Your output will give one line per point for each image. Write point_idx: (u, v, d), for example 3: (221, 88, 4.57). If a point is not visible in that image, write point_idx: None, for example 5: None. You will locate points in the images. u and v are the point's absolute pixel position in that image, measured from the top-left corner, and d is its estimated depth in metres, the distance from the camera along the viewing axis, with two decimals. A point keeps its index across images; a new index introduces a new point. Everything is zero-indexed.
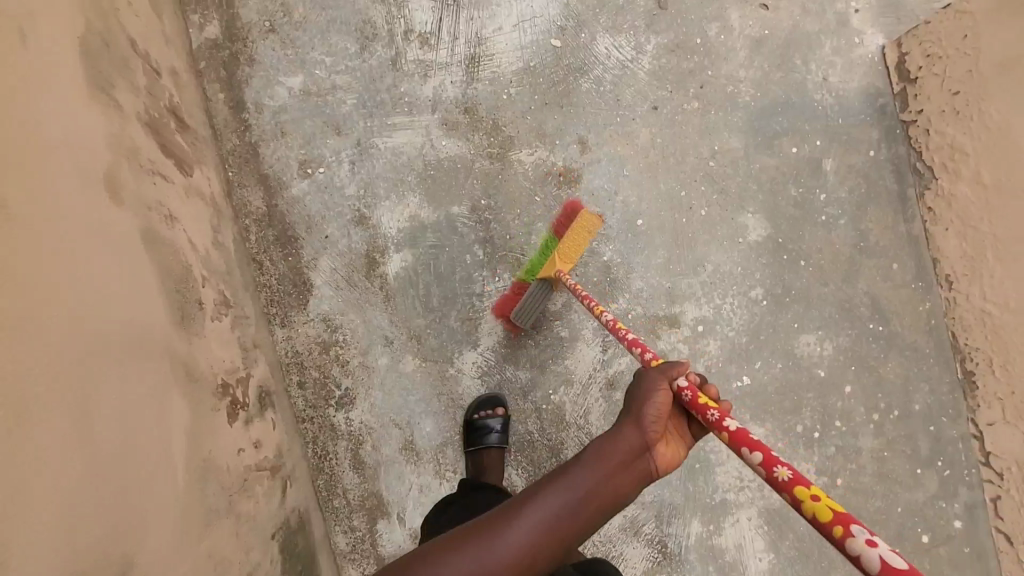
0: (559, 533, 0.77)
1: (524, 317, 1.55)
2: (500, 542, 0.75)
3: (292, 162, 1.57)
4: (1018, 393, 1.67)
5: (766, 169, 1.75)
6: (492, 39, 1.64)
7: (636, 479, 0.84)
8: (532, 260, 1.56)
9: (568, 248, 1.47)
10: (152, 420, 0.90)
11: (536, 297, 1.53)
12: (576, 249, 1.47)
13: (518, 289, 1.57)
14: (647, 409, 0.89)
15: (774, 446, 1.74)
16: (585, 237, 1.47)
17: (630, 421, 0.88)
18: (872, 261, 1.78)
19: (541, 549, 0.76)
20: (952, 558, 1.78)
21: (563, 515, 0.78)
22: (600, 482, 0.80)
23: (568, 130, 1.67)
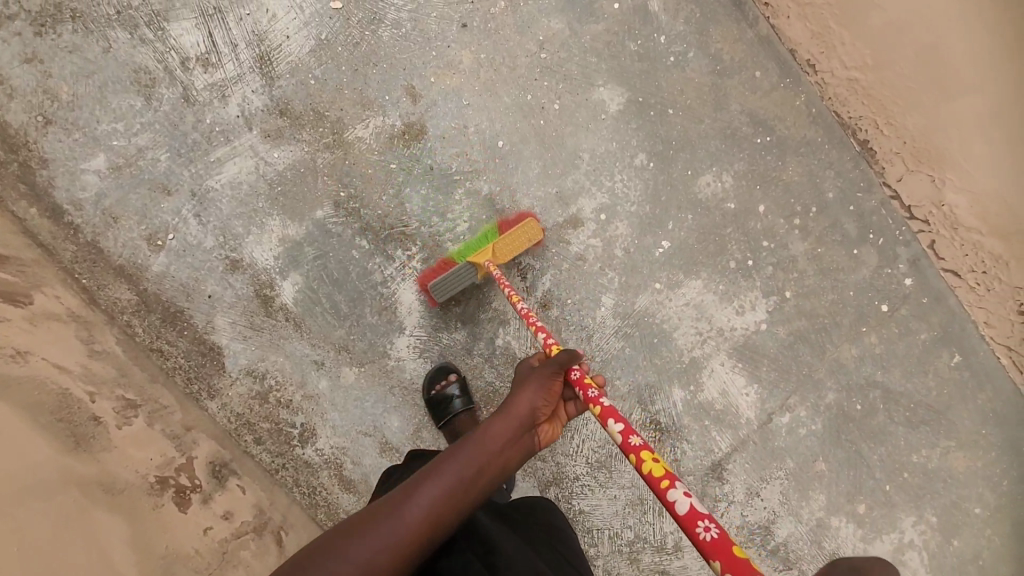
0: (455, 501, 0.91)
1: (444, 289, 1.55)
2: (405, 512, 0.88)
3: (139, 242, 1.50)
4: (909, 141, 1.72)
5: (597, 36, 1.70)
6: (271, 30, 1.55)
7: (522, 448, 1.02)
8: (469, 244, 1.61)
9: (505, 244, 1.54)
10: (79, 540, 1.00)
11: (461, 276, 1.54)
12: (514, 249, 1.55)
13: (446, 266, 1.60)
14: (542, 380, 1.06)
15: (718, 289, 1.78)
16: (522, 242, 1.56)
17: (523, 396, 1.04)
18: (734, 80, 1.77)
19: (439, 519, 0.89)
20: (914, 313, 1.87)
21: (461, 483, 0.92)
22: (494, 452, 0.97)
23: (389, 85, 1.59)
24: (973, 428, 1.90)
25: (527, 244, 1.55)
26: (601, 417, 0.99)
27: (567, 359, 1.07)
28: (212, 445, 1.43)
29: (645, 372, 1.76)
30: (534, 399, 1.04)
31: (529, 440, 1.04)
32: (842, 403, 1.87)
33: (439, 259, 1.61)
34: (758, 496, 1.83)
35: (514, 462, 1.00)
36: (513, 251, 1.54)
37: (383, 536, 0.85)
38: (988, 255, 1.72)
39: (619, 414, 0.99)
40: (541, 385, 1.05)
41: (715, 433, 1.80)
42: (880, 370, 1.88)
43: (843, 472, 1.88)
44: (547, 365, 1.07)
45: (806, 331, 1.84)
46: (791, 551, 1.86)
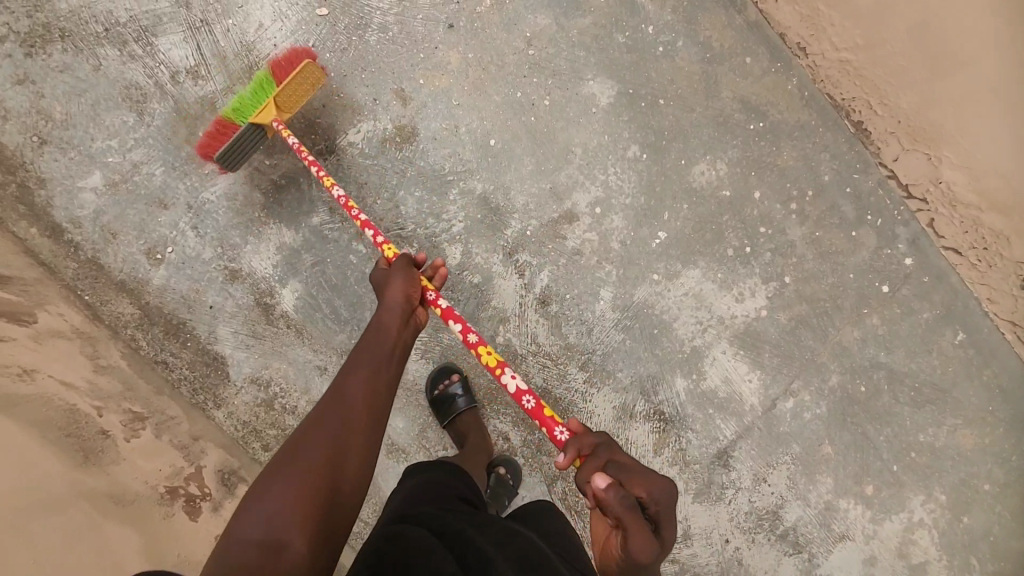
0: (378, 388, 1.10)
1: (236, 159, 1.45)
2: (343, 411, 1.03)
3: (139, 256, 1.52)
4: (903, 120, 1.71)
5: (584, 30, 1.69)
6: (259, 40, 1.56)
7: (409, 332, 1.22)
8: (240, 98, 1.43)
9: (286, 94, 1.41)
10: (93, 553, 1.02)
11: (249, 141, 1.43)
12: (297, 100, 1.43)
13: (224, 130, 1.44)
14: (403, 275, 1.21)
15: (717, 277, 1.78)
16: (306, 90, 1.43)
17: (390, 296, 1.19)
18: (724, 67, 1.76)
19: (371, 402, 1.06)
20: (917, 292, 1.86)
21: (377, 366, 1.12)
22: (390, 339, 1.16)
23: (379, 89, 1.60)
24: (981, 406, 1.90)
25: (310, 92, 1.43)
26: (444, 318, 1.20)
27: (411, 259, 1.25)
28: (220, 454, 1.44)
29: (648, 363, 1.76)
30: (404, 290, 1.20)
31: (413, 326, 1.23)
32: (847, 385, 1.86)
33: (216, 121, 1.45)
34: (765, 482, 1.84)
35: (409, 341, 1.21)
36: (298, 103, 1.43)
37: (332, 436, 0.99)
38: (989, 231, 1.72)
39: (455, 313, 1.21)
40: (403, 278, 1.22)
41: (719, 421, 1.80)
42: (884, 351, 1.87)
43: (850, 454, 1.88)
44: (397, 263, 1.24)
45: (808, 315, 1.83)
46: (801, 535, 1.87)
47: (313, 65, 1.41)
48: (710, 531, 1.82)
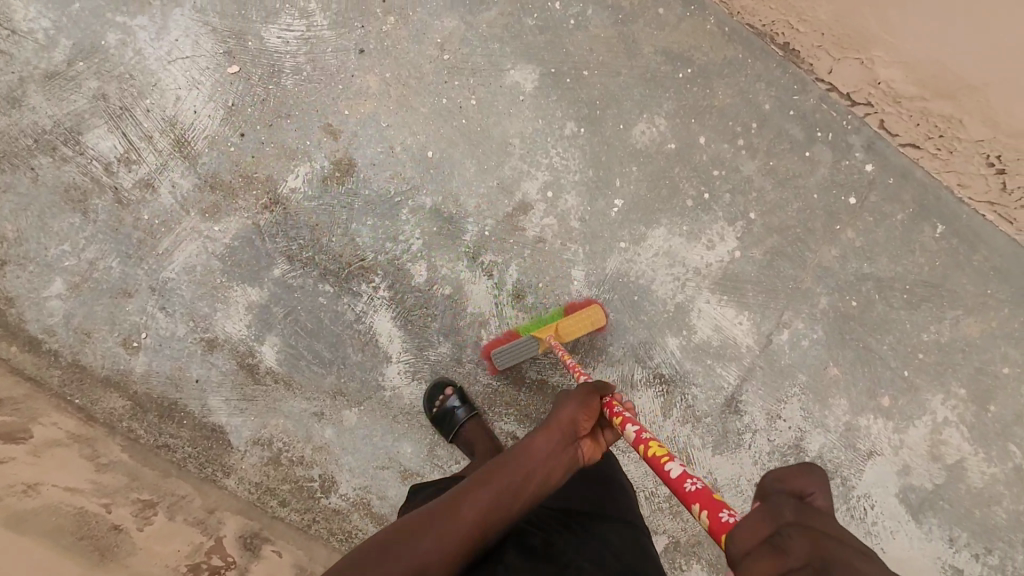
0: (497, 517, 0.91)
1: (508, 360, 1.61)
2: (448, 525, 0.88)
3: (117, 348, 1.54)
4: (827, 32, 1.67)
5: (493, 22, 1.68)
6: (180, 112, 1.57)
7: (567, 463, 1.01)
8: (530, 322, 1.65)
9: (568, 326, 1.60)
10: None
11: (523, 348, 1.60)
12: (576, 330, 1.61)
13: (507, 338, 1.65)
14: (580, 395, 1.05)
15: (682, 231, 1.77)
16: (588, 327, 1.63)
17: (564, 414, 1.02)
18: (640, 24, 1.75)
19: (482, 528, 0.90)
20: (883, 196, 1.85)
21: (513, 491, 0.93)
22: (538, 463, 0.97)
23: (307, 129, 1.60)
24: (975, 291, 1.89)
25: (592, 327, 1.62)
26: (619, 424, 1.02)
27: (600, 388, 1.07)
28: (240, 520, 1.46)
29: (637, 330, 1.76)
30: (576, 412, 1.03)
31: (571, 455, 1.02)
32: (837, 304, 1.86)
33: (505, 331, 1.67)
34: (781, 418, 1.84)
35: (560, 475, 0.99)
36: (576, 333, 1.60)
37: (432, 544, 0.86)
38: (939, 118, 1.69)
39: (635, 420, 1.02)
40: (579, 400, 1.04)
41: (721, 369, 1.80)
42: (866, 262, 1.86)
43: (857, 371, 1.87)
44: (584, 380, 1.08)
45: (781, 245, 1.83)
46: (829, 462, 1.87)
47: (601, 313, 1.65)
48: (739, 479, 1.82)
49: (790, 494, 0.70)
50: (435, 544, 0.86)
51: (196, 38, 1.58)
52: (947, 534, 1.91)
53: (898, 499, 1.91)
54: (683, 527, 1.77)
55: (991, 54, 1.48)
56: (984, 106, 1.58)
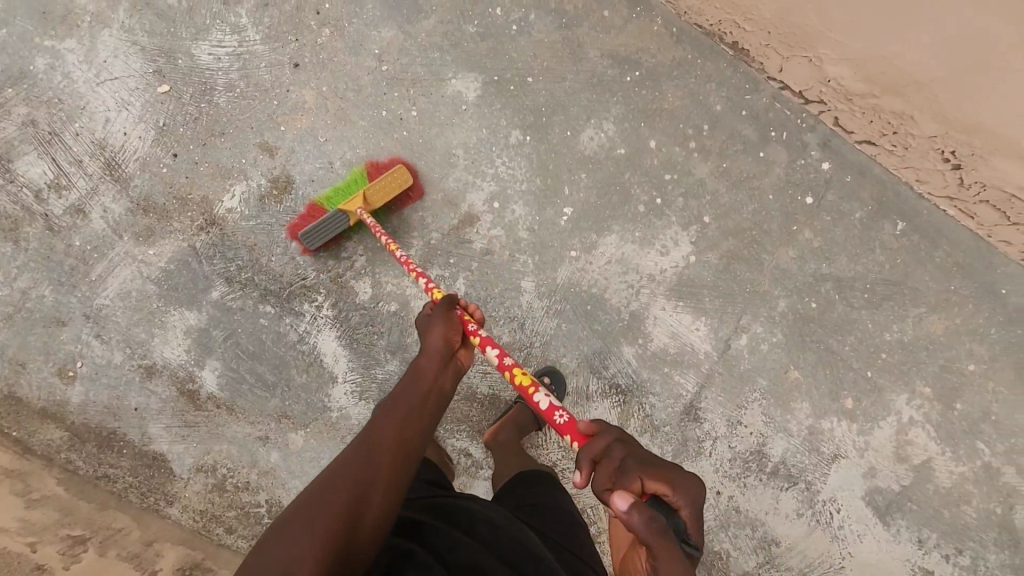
0: (412, 431, 1.04)
1: (317, 237, 1.50)
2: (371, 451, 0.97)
3: (53, 379, 1.50)
4: (773, 30, 1.63)
5: (433, 31, 1.63)
6: (110, 134, 1.53)
7: (451, 374, 1.18)
8: (335, 190, 1.56)
9: (376, 190, 1.53)
10: None
11: (334, 224, 1.50)
12: (384, 195, 1.53)
13: (315, 212, 1.55)
14: (442, 316, 1.21)
15: (634, 238, 1.74)
16: (394, 187, 1.54)
17: (434, 333, 1.18)
18: (586, 27, 1.70)
19: (404, 440, 1.01)
20: (840, 195, 1.82)
21: (416, 405, 1.08)
22: (426, 383, 1.11)
23: (242, 147, 1.55)
24: (938, 288, 1.85)
25: (398, 190, 1.54)
26: (481, 346, 1.17)
27: (451, 301, 1.24)
28: (180, 551, 1.40)
29: (592, 340, 1.73)
30: (444, 331, 1.20)
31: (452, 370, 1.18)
32: (796, 306, 1.83)
33: (308, 208, 1.56)
34: (741, 423, 1.81)
35: (449, 384, 1.17)
36: (383, 197, 1.52)
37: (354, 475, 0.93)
38: (891, 115, 1.65)
39: (493, 340, 1.19)
40: (443, 318, 1.20)
41: (679, 377, 1.77)
42: (824, 262, 1.83)
43: (819, 373, 1.84)
44: (439, 307, 1.23)
45: (737, 249, 1.79)
46: (792, 467, 1.84)
47: (405, 170, 1.55)
48: None
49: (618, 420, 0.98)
50: (364, 471, 0.94)
51: (125, 58, 1.54)
52: (917, 536, 1.87)
53: (865, 502, 1.87)
54: None
55: (936, 47, 1.44)
56: (933, 102, 1.54)
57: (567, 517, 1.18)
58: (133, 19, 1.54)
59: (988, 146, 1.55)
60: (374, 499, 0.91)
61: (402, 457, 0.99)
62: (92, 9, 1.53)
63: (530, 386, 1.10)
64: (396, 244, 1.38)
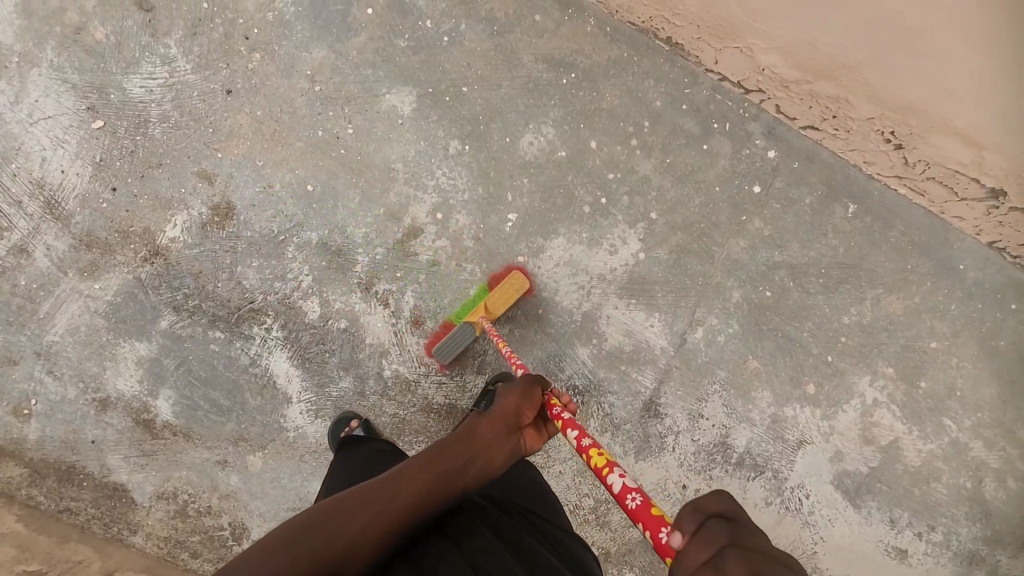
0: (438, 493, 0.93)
1: (448, 352, 1.59)
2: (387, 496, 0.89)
3: (8, 418, 1.52)
4: (701, 23, 1.64)
5: (364, 48, 1.65)
6: (48, 173, 1.55)
7: (509, 450, 1.07)
8: (465, 306, 1.65)
9: (495, 299, 1.58)
10: None
11: (462, 337, 1.58)
12: (503, 303, 1.57)
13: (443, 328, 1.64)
14: (523, 385, 1.14)
15: (582, 239, 1.75)
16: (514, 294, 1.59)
17: (511, 401, 1.10)
18: (518, 33, 1.71)
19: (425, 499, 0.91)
20: (789, 181, 1.80)
21: (456, 467, 0.98)
22: (475, 444, 1.02)
23: (181, 177, 1.58)
24: (896, 268, 1.82)
25: (514, 295, 1.57)
26: (562, 428, 1.05)
27: (536, 378, 1.17)
28: None
29: (547, 343, 1.75)
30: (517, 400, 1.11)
31: (510, 445, 1.07)
32: (751, 296, 1.81)
33: (443, 326, 1.64)
34: (703, 416, 1.81)
35: (501, 460, 1.05)
36: (502, 304, 1.57)
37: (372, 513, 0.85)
38: (828, 99, 1.64)
39: (576, 421, 1.06)
40: (521, 391, 1.12)
41: (636, 374, 1.78)
42: (777, 250, 1.81)
43: (779, 361, 1.83)
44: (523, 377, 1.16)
45: (687, 243, 1.79)
46: (758, 456, 1.83)
47: (524, 280, 1.59)
48: (665, 483, 1.81)
49: (715, 509, 0.67)
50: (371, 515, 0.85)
51: (57, 98, 1.56)
52: (888, 517, 1.85)
53: (834, 486, 1.85)
54: (612, 537, 1.74)
55: (862, 32, 1.45)
56: (865, 84, 1.55)
57: (541, 495, 1.16)
58: (62, 57, 1.56)
59: (924, 124, 1.56)
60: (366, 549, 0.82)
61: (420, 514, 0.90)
62: (19, 50, 1.55)
63: (603, 466, 0.92)
64: (504, 341, 1.40)
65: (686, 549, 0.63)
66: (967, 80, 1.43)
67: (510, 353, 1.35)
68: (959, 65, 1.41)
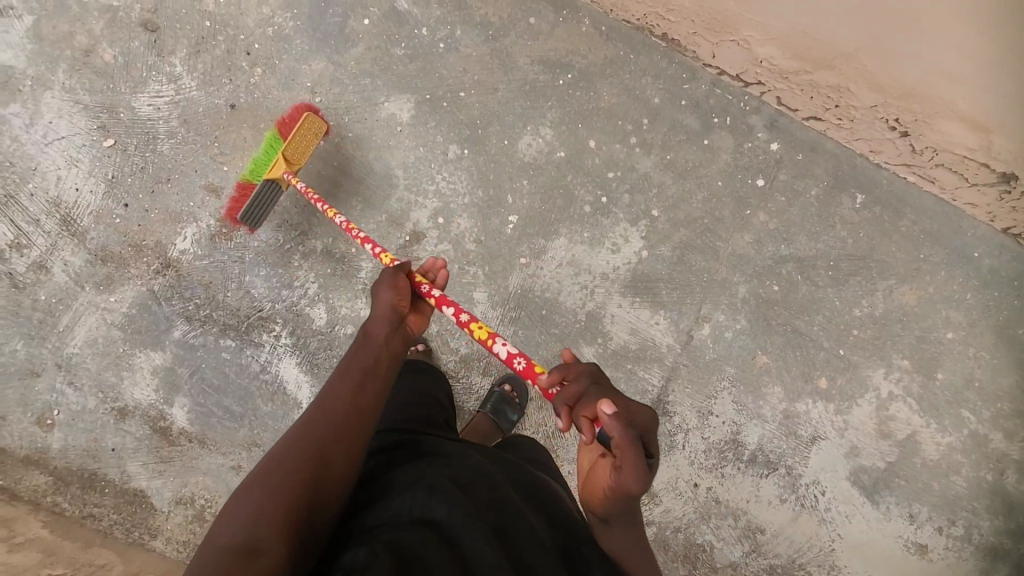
0: (369, 395, 1.00)
1: (257, 216, 1.54)
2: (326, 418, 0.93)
3: (33, 428, 1.58)
4: (696, 18, 1.63)
5: (361, 59, 1.69)
6: (63, 192, 1.61)
7: (401, 339, 1.14)
8: (255, 160, 1.53)
9: (293, 148, 1.53)
10: None
11: (268, 199, 1.52)
12: (306, 152, 1.55)
13: (245, 192, 1.55)
14: (390, 280, 1.19)
15: (583, 239, 1.75)
16: (313, 141, 1.57)
17: (390, 296, 1.16)
18: (513, 36, 1.73)
19: (362, 405, 0.98)
20: (794, 173, 1.78)
21: (369, 369, 1.04)
22: (375, 346, 1.08)
23: (189, 191, 1.62)
24: (908, 258, 1.78)
25: (316, 144, 1.56)
26: (437, 305, 1.18)
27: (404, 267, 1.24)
28: None
29: (552, 344, 1.75)
30: (393, 297, 1.16)
31: (401, 336, 1.14)
32: (758, 291, 1.79)
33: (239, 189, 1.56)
34: (712, 414, 1.79)
35: (400, 348, 1.13)
36: (306, 155, 1.55)
37: (314, 436, 0.89)
38: (829, 89, 1.62)
39: (449, 299, 1.19)
40: (392, 287, 1.17)
41: (643, 372, 1.78)
42: (784, 243, 1.79)
43: (790, 356, 1.80)
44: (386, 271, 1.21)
45: (690, 239, 1.78)
46: (771, 453, 1.80)
47: (320, 121, 1.56)
48: (675, 481, 1.80)
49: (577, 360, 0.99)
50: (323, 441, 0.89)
51: (70, 118, 1.62)
52: (908, 512, 1.80)
53: (850, 482, 1.81)
54: None
55: (859, 19, 1.42)
56: (866, 72, 1.52)
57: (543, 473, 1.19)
58: (73, 79, 1.62)
59: (929, 109, 1.53)
60: (337, 464, 0.88)
61: (362, 423, 0.96)
62: (31, 73, 1.62)
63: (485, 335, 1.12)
64: (332, 206, 1.44)
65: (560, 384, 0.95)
66: (967, 63, 1.40)
67: (342, 218, 1.39)
68: (958, 48, 1.38)
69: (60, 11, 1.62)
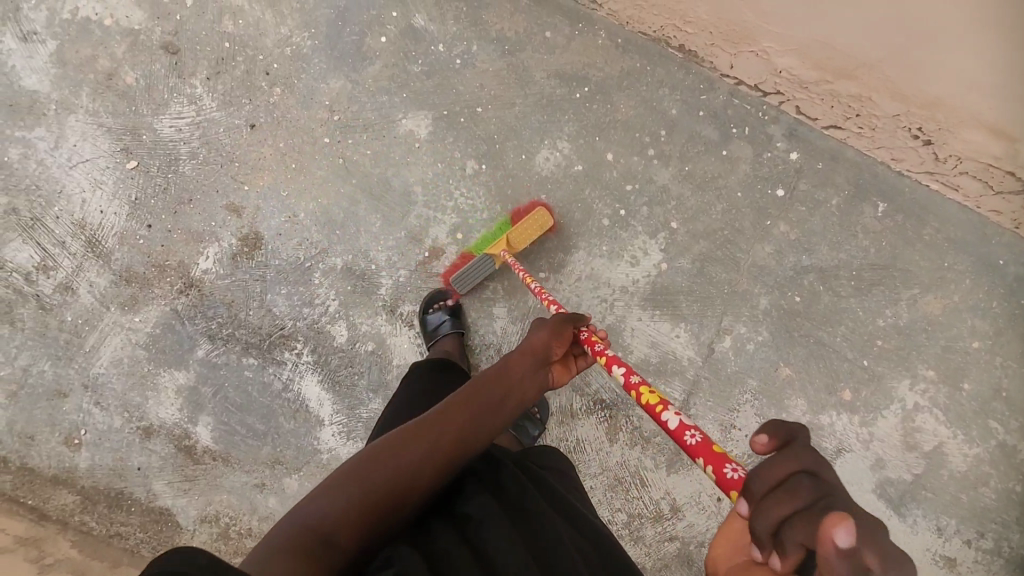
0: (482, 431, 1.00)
1: (465, 284, 1.62)
2: (434, 441, 0.95)
3: (60, 447, 1.60)
4: (714, 30, 1.62)
5: (378, 76, 1.69)
6: (88, 214, 1.63)
7: (538, 384, 1.12)
8: (484, 237, 1.68)
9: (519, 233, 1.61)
10: None
11: (482, 269, 1.62)
12: (526, 239, 1.61)
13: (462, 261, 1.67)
14: (554, 325, 1.16)
15: (602, 252, 1.74)
16: (536, 229, 1.62)
17: (547, 341, 1.14)
18: (529, 50, 1.73)
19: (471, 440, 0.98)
20: (814, 183, 1.76)
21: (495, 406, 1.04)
22: (509, 382, 1.07)
23: (211, 211, 1.64)
24: (932, 266, 1.75)
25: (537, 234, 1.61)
26: (607, 363, 1.08)
27: (575, 317, 1.18)
28: None
29: None
30: (546, 342, 1.14)
31: (538, 381, 1.12)
32: (780, 302, 1.77)
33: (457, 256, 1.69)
34: (736, 427, 1.78)
35: (531, 393, 1.11)
36: (526, 241, 1.60)
37: (415, 457, 0.92)
38: (850, 98, 1.60)
39: (620, 360, 1.09)
40: (552, 329, 1.16)
41: (664, 386, 1.77)
42: (805, 254, 1.77)
43: (813, 368, 1.78)
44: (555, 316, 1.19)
45: (710, 251, 1.77)
46: None
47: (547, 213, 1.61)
48: None
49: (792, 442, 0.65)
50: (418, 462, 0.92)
51: (94, 141, 1.64)
52: (935, 525, 1.77)
53: (875, 495, 1.79)
54: (647, 552, 1.72)
55: (879, 31, 1.41)
56: (888, 82, 1.51)
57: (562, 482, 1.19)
58: (96, 102, 1.65)
59: (953, 118, 1.51)
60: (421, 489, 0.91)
61: (462, 456, 0.97)
62: (55, 97, 1.64)
63: (659, 405, 0.94)
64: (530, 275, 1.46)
65: (766, 467, 0.62)
66: (992, 73, 1.37)
67: (540, 287, 1.40)
68: (983, 59, 1.35)
69: (83, 35, 1.65)
